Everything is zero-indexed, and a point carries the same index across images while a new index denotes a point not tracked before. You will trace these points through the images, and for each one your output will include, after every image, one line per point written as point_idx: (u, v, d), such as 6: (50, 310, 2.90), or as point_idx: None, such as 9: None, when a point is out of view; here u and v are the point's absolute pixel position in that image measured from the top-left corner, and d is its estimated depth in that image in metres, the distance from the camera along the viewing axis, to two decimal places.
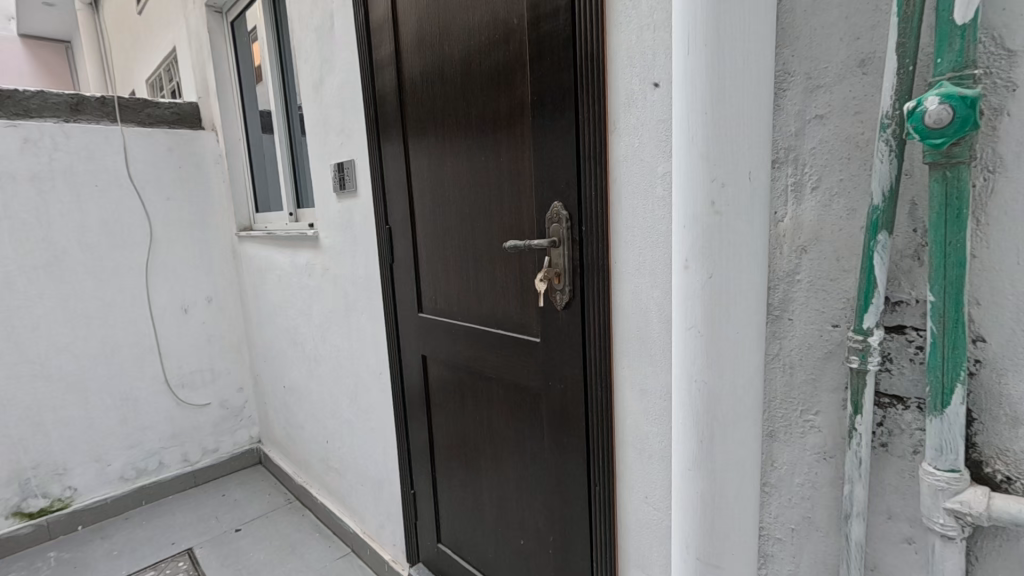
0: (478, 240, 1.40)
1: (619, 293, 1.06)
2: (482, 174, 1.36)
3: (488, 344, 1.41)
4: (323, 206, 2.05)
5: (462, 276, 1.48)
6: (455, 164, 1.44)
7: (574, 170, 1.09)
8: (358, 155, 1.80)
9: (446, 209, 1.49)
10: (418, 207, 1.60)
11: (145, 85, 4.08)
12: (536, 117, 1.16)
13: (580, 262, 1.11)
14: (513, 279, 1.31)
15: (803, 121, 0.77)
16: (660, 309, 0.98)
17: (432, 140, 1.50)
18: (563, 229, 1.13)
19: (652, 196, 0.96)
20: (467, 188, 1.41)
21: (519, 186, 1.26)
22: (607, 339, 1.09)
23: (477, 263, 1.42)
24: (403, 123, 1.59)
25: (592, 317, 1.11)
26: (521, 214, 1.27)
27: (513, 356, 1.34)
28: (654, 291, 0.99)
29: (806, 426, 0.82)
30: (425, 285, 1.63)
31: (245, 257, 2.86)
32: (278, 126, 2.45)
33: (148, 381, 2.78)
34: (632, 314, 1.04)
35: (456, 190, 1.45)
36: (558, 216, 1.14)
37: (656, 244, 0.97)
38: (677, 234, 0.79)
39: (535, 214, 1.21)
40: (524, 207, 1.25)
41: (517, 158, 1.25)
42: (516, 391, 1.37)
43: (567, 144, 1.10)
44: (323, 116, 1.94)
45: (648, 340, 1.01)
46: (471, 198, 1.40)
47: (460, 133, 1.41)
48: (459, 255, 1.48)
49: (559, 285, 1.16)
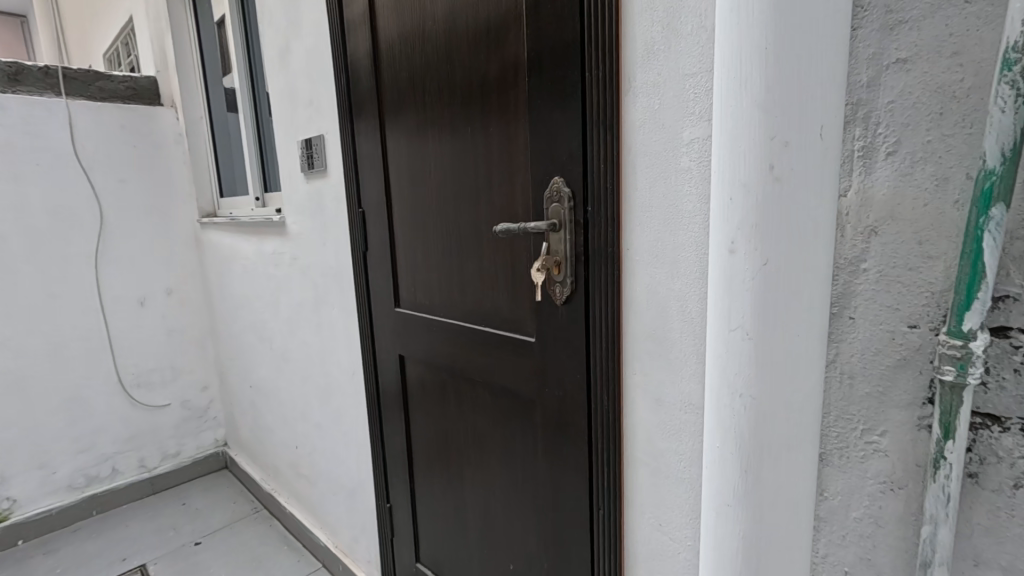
0: (463, 225, 1.22)
1: (631, 285, 0.90)
2: (469, 150, 1.18)
3: (475, 344, 1.24)
4: (290, 189, 1.84)
5: (445, 268, 1.31)
6: (437, 138, 1.25)
7: (579, 140, 0.92)
8: (328, 130, 1.60)
9: (427, 191, 1.31)
10: (395, 189, 1.41)
11: (101, 61, 3.77)
12: (533, 79, 0.98)
13: (585, 250, 0.94)
14: (504, 270, 1.14)
15: (878, 66, 0.59)
16: (683, 306, 0.82)
17: (410, 110, 1.31)
18: (564, 212, 0.96)
19: (675, 169, 0.80)
20: (451, 166, 1.23)
21: (512, 163, 1.08)
22: (615, 339, 0.93)
23: (461, 252, 1.25)
24: (379, 92, 1.39)
25: (598, 314, 0.95)
26: (513, 195, 1.09)
27: (502, 359, 1.17)
28: (675, 283, 0.83)
29: (869, 449, 0.66)
30: (404, 277, 1.45)
31: (208, 245, 2.63)
32: (242, 102, 2.22)
33: (100, 380, 2.54)
34: (647, 310, 0.88)
35: (438, 168, 1.27)
36: (558, 194, 0.97)
37: (679, 227, 0.81)
38: (719, 210, 0.62)
39: (531, 194, 1.04)
40: (519, 186, 1.08)
41: (508, 128, 1.08)
42: (506, 399, 1.20)
43: (571, 109, 0.92)
44: (289, 87, 1.73)
45: (668, 341, 0.85)
46: (456, 178, 1.22)
47: (443, 102, 1.22)
48: (441, 243, 1.30)
49: (560, 277, 0.99)
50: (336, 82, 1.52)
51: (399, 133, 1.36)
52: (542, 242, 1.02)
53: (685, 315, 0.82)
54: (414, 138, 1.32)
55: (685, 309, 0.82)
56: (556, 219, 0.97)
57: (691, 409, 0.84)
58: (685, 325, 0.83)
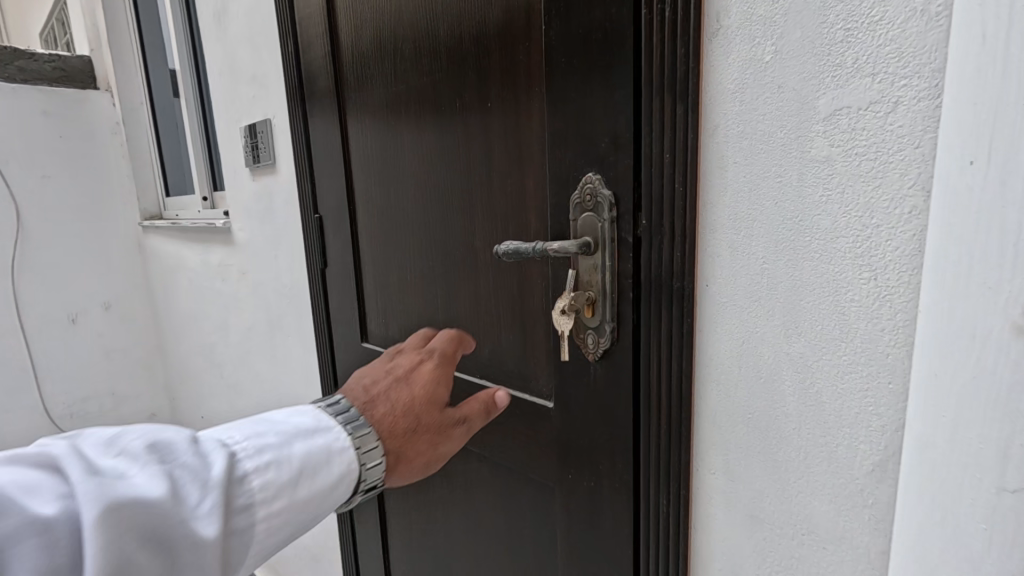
0: (449, 241, 0.90)
1: (711, 339, 0.59)
2: (455, 136, 0.85)
3: (471, 402, 0.91)
4: (234, 188, 1.48)
5: (426, 297, 0.98)
6: (411, 120, 0.93)
7: (627, 119, 0.60)
8: (275, 113, 1.25)
9: (400, 193, 0.98)
10: (359, 189, 1.07)
11: (39, 41, 3.33)
12: (555, 26, 0.66)
13: (630, 285, 0.63)
14: (509, 303, 0.82)
15: None
16: (807, 378, 0.52)
17: (377, 82, 0.98)
18: (605, 229, 0.64)
19: (793, 161, 0.49)
20: (432, 160, 0.90)
21: (519, 153, 0.76)
22: (685, 418, 0.62)
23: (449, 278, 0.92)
24: (335, 60, 1.05)
25: (658, 382, 0.63)
26: (522, 200, 0.77)
27: (509, 427, 0.85)
28: (794, 341, 0.52)
29: None
30: (372, 303, 1.12)
31: (152, 253, 2.25)
32: (184, 84, 1.85)
33: (22, 412, 2.17)
34: (741, 379, 0.57)
35: (415, 160, 0.94)
36: (594, 199, 0.65)
37: (800, 253, 0.50)
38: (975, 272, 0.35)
39: (549, 197, 0.72)
40: (530, 188, 0.75)
41: (516, 103, 0.75)
42: (512, 486, 0.87)
43: (615, 67, 0.60)
44: (229, 60, 1.37)
45: (778, 433, 0.55)
46: (438, 177, 0.90)
47: (419, 68, 0.89)
48: (419, 264, 0.98)
49: (594, 323, 0.67)
50: (282, 49, 1.17)
51: (363, 114, 1.03)
52: (568, 270, 0.70)
53: (806, 391, 0.52)
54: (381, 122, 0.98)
55: (806, 382, 0.52)
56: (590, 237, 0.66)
57: (811, 537, 0.54)
58: (805, 406, 0.53)
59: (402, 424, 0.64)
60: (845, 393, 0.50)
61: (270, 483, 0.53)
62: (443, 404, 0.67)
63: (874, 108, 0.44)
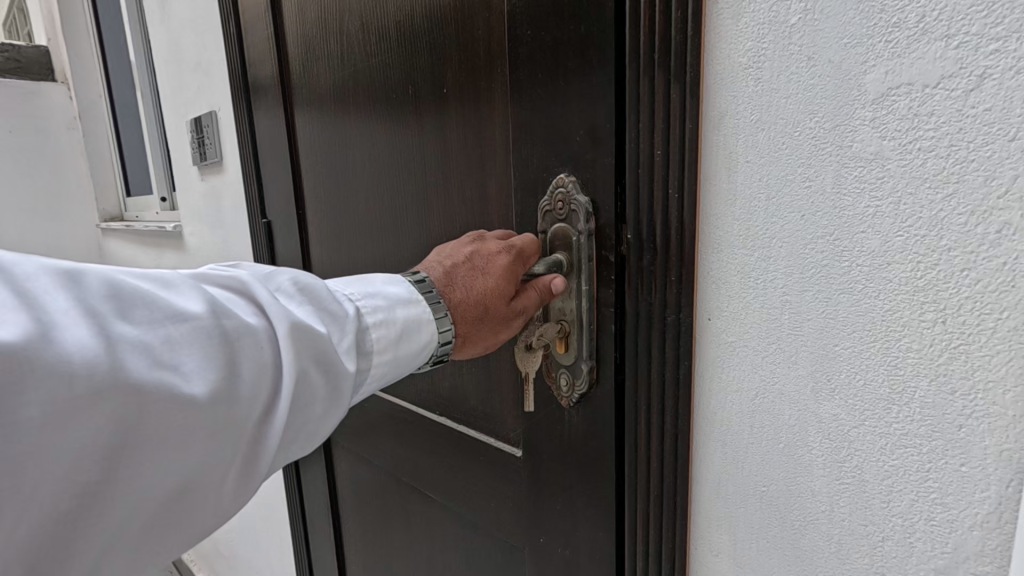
0: (404, 253, 0.77)
1: (714, 387, 0.46)
2: (409, 129, 0.72)
3: (431, 442, 0.78)
4: (184, 188, 1.34)
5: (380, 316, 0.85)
6: (360, 110, 0.80)
7: (608, 105, 0.47)
8: (220, 105, 1.11)
9: (351, 195, 0.85)
10: (310, 190, 0.94)
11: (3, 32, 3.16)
12: None
13: (612, 316, 0.51)
14: None
15: None
16: (840, 448, 0.39)
17: (324, 65, 0.84)
18: (582, 246, 0.51)
19: (828, 159, 0.37)
20: (385, 158, 0.77)
21: (480, 150, 0.63)
22: (679, 485, 0.49)
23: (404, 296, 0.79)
24: (279, 41, 0.91)
25: (645, 437, 0.50)
26: (483, 206, 0.64)
27: (472, 474, 0.72)
28: (825, 398, 0.40)
29: None
30: None
31: (110, 257, 2.10)
32: (137, 75, 1.70)
33: None
34: (753, 440, 0.44)
35: (365, 156, 0.80)
36: (566, 206, 0.52)
37: (835, 283, 0.38)
38: None
39: (514, 201, 0.59)
40: (492, 192, 0.62)
41: (475, 87, 0.62)
42: (475, 538, 0.74)
43: (591, 37, 0.47)
44: (173, 46, 1.23)
45: (803, 515, 0.42)
46: (391, 178, 0.77)
47: (368, 47, 0.76)
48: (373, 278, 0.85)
49: (568, 361, 0.55)
50: (224, 32, 1.03)
51: (309, 104, 0.89)
52: None
53: (839, 464, 0.40)
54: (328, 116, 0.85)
55: (840, 452, 0.39)
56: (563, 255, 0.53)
57: None
58: (837, 484, 0.40)
59: (463, 310, 0.52)
60: (895, 474, 0.37)
61: (392, 321, 0.49)
62: (512, 292, 0.52)
63: (946, 85, 0.31)
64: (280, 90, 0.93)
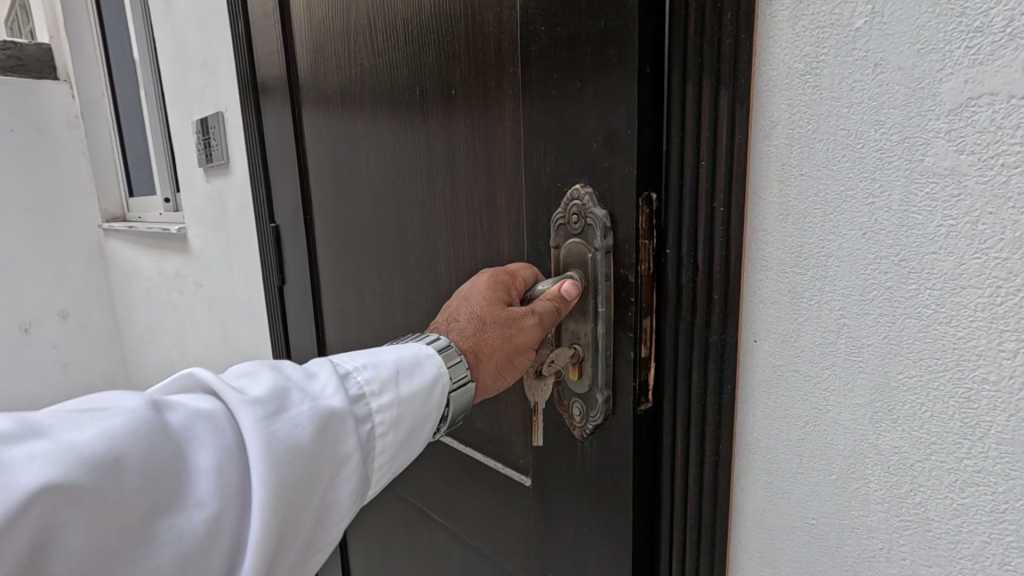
0: (409, 260, 0.75)
1: (758, 412, 0.43)
2: (417, 131, 0.69)
3: (442, 453, 0.76)
4: (188, 190, 1.31)
5: (386, 324, 0.83)
6: (368, 111, 0.77)
7: (629, 111, 0.44)
8: (226, 105, 1.08)
9: (358, 199, 0.82)
10: (316, 193, 0.92)
11: (3, 28, 3.11)
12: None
13: (630, 342, 0.48)
14: None
15: None
16: (901, 482, 0.37)
17: (332, 64, 0.82)
18: (600, 265, 0.48)
19: (896, 172, 0.34)
20: (393, 161, 0.74)
21: (487, 156, 0.60)
22: (719, 514, 0.46)
23: (409, 306, 0.76)
24: (289, 41, 0.89)
25: (680, 462, 0.47)
26: (491, 216, 0.61)
27: (483, 490, 0.70)
28: (885, 430, 0.37)
29: None
30: (332, 328, 0.96)
31: (112, 257, 2.07)
32: (141, 74, 1.67)
33: None
34: (801, 470, 0.42)
35: (371, 159, 0.78)
36: (580, 224, 0.50)
37: (899, 307, 0.35)
38: None
39: (525, 211, 0.56)
40: (501, 200, 0.60)
41: (485, 92, 0.59)
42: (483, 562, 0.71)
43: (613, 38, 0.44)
44: (178, 44, 1.20)
45: (857, 552, 0.39)
46: (399, 181, 0.74)
47: (375, 46, 0.73)
48: (379, 285, 0.82)
49: (582, 389, 0.52)
50: (232, 31, 1.00)
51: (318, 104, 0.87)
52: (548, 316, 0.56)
53: (899, 499, 0.37)
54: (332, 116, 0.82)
55: (900, 486, 0.37)
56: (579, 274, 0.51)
57: None
58: (897, 520, 0.37)
59: (464, 333, 0.53)
60: (964, 513, 0.34)
61: (374, 377, 0.47)
62: (503, 298, 0.53)
63: None
64: (288, 91, 0.90)
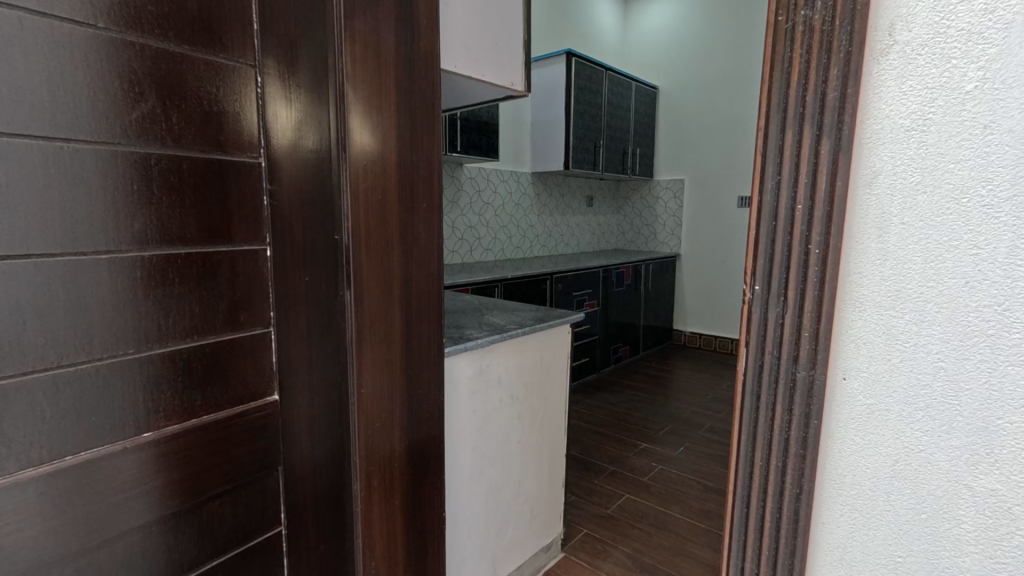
0: (20, 251, 0.56)
1: (843, 448, 0.44)
2: (115, 272, 0.63)
3: (134, 430, 0.66)
4: None
5: (101, 350, 0.63)
6: (309, 264, 0.82)
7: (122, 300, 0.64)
8: None
9: (28, 162, 0.56)
10: (149, 171, 0.65)
11: None
12: (21, 270, 0.56)
13: None
14: (206, 435, 0.73)
15: None
16: (998, 525, 0.38)
17: (320, 198, 0.82)
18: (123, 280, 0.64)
19: (1002, 227, 0.36)
20: (164, 103, 0.66)
21: (112, 363, 0.64)
22: (800, 545, 0.47)
23: (13, 290, 0.56)
24: (410, 90, 0.87)
25: (760, 493, 0.49)
26: (108, 417, 0.64)
27: (29, 472, 0.58)
28: (982, 472, 0.38)
29: None
30: (387, 387, 0.89)
31: None
32: None
33: None
34: (888, 507, 0.43)
35: (301, 288, 0.82)
36: None
37: (999, 354, 0.37)
38: None
39: (73, 417, 0.61)
40: (43, 376, 0.59)
41: (125, 307, 0.65)
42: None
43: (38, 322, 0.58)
44: None
45: None
46: (54, 113, 0.57)
47: (303, 206, 0.80)
48: (104, 297, 0.63)
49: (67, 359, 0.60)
50: None
51: (145, 30, 0.63)
52: (172, 291, 0.69)
53: (994, 541, 0.38)
54: (373, 114, 0.82)
55: (995, 528, 0.38)
56: (116, 300, 0.64)
57: None
58: (991, 562, 0.39)
59: (127, 292, 0.65)
60: None
61: None
62: None
63: None
64: (183, 23, 0.66)
